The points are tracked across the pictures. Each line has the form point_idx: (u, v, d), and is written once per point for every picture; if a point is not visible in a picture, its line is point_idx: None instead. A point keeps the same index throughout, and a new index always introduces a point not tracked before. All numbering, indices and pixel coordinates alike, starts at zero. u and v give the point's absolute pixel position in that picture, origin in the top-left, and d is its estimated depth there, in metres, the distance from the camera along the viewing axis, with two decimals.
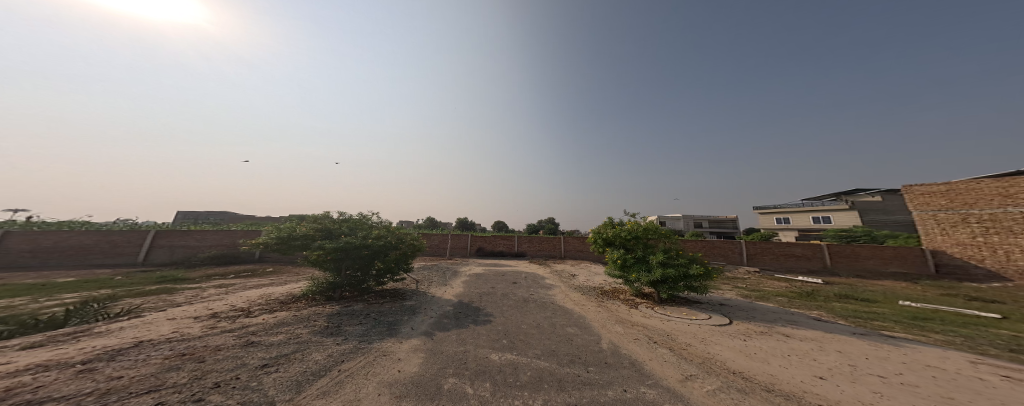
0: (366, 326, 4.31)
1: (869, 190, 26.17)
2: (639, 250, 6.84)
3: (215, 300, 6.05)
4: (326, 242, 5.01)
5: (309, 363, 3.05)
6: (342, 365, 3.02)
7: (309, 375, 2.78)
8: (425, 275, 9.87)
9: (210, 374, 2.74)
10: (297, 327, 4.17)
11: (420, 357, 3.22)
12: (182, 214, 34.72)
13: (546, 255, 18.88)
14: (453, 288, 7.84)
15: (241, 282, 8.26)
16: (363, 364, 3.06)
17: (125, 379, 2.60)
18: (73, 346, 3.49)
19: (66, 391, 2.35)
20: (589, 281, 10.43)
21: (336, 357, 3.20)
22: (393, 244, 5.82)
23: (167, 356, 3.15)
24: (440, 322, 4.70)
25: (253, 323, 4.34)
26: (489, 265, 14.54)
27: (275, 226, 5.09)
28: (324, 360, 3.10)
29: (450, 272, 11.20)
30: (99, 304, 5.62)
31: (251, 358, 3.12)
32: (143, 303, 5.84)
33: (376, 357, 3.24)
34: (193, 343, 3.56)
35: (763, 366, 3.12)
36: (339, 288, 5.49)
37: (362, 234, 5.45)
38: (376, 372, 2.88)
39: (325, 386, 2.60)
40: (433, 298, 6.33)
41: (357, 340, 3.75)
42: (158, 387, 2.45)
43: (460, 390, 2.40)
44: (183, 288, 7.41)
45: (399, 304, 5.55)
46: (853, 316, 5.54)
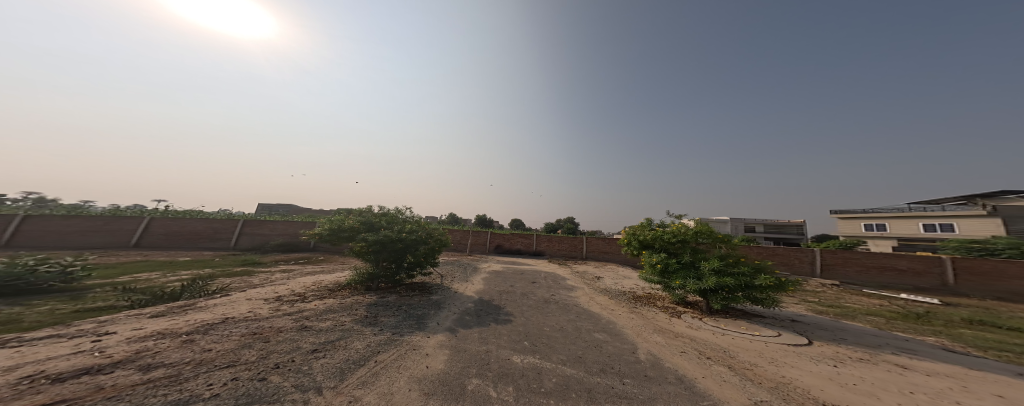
0: (399, 318, 4.49)
1: (1022, 192, 20.06)
2: (686, 255, 6.11)
3: (280, 284, 6.93)
4: (367, 234, 5.39)
5: (352, 351, 3.27)
6: (378, 356, 3.17)
7: (351, 364, 2.98)
8: (450, 271, 10.10)
9: (273, 354, 3.09)
10: (341, 315, 4.52)
11: (445, 354, 3.23)
12: (263, 205, 41.12)
13: (573, 256, 18.29)
14: (476, 285, 7.84)
15: (300, 268, 9.41)
16: (396, 357, 3.17)
17: (214, 351, 3.09)
18: (181, 317, 4.25)
19: (174, 359, 2.88)
20: (617, 284, 9.77)
21: (372, 347, 3.38)
22: (423, 239, 6.04)
23: (243, 334, 3.64)
24: (463, 319, 4.69)
25: (308, 308, 4.82)
26: (515, 264, 14.44)
27: (327, 218, 5.60)
28: (363, 350, 3.29)
29: (472, 268, 11.37)
30: (203, 281, 6.85)
31: (304, 342, 3.45)
32: (232, 282, 6.98)
33: (406, 350, 3.34)
34: (261, 323, 4.06)
35: (868, 401, 2.50)
36: (376, 279, 5.87)
37: (399, 228, 5.74)
38: (407, 366, 2.96)
39: (364, 375, 2.79)
40: (455, 294, 6.43)
41: (391, 331, 3.92)
42: (235, 362, 2.85)
43: (484, 392, 2.31)
44: (257, 271, 8.63)
45: (425, 298, 5.73)
46: (997, 349, 4.22)
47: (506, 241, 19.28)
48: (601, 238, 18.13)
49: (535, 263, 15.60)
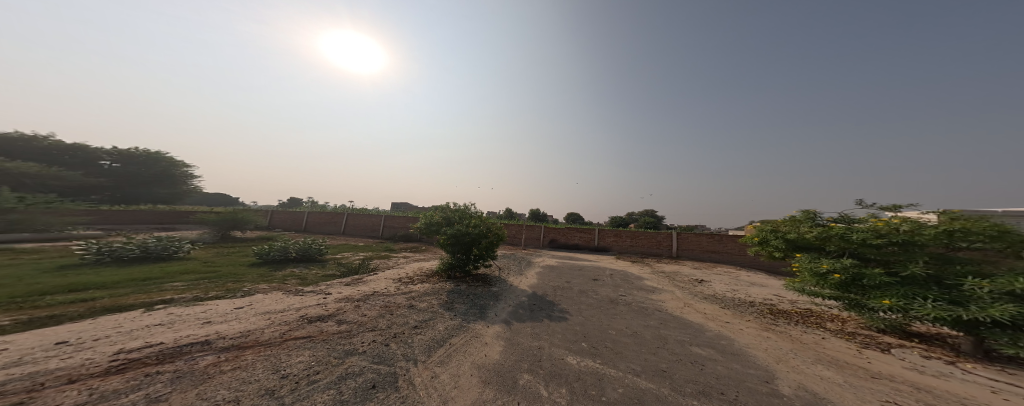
0: (467, 305, 4.82)
1: None
2: (911, 266, 4.09)
3: (408, 267, 8.81)
4: (445, 227, 6.10)
5: (434, 331, 3.66)
6: (451, 338, 3.44)
7: (435, 342, 3.34)
8: (510, 263, 10.35)
9: (395, 325, 3.80)
10: (433, 298, 5.24)
11: (500, 347, 3.33)
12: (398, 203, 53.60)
13: (664, 255, 15.70)
14: (529, 279, 7.75)
15: (406, 255, 11.70)
16: (463, 342, 3.39)
17: (364, 315, 4.10)
18: (357, 287, 5.92)
19: (352, 318, 3.99)
20: (713, 290, 7.64)
21: (446, 330, 3.70)
22: (484, 233, 6.38)
23: (384, 305, 4.66)
24: (516, 312, 4.68)
25: (416, 289, 5.83)
26: (579, 259, 13.50)
27: (427, 212, 6.61)
28: (441, 332, 3.63)
29: (526, 261, 11.35)
30: (371, 261, 9.49)
31: (411, 318, 4.12)
32: (382, 263, 9.42)
33: (470, 336, 3.56)
34: (388, 299, 5.11)
35: None
36: (453, 269, 6.50)
37: (467, 223, 6.25)
38: (469, 352, 3.16)
39: (442, 354, 3.08)
40: (511, 286, 6.47)
41: (461, 317, 4.23)
42: (374, 327, 3.65)
43: (535, 390, 2.31)
44: (393, 255, 11.31)
45: (485, 288, 5.98)
46: None
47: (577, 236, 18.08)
48: (707, 236, 14.82)
49: (608, 259, 14.12)
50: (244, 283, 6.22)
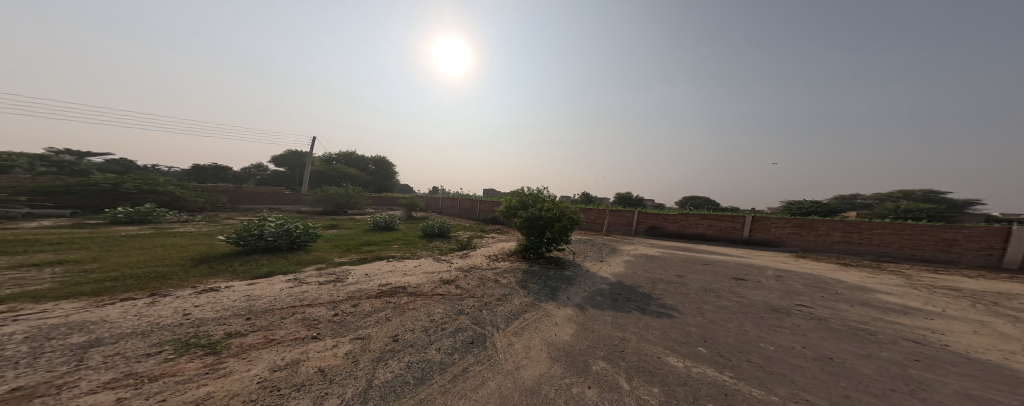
0: (539, 286, 5.00)
1: None
2: None
3: (499, 247, 9.72)
4: (520, 211, 6.42)
5: (513, 303, 3.93)
6: (524, 314, 3.69)
7: (511, 315, 3.57)
8: (588, 249, 9.94)
9: (485, 294, 4.22)
10: (511, 275, 5.67)
11: (569, 331, 3.42)
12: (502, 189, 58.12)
13: (976, 265, 9.12)
14: (613, 268, 7.37)
15: (491, 236, 12.91)
16: (533, 319, 3.61)
17: (468, 283, 4.74)
18: (463, 260, 6.90)
19: (470, 285, 4.71)
20: (900, 304, 5.37)
21: (521, 305, 3.95)
22: (557, 216, 6.38)
23: (482, 278, 5.21)
24: (594, 299, 4.70)
25: (499, 265, 6.44)
26: (681, 250, 11.79)
27: (512, 194, 6.90)
28: (517, 306, 3.88)
29: (607, 248, 10.75)
30: (475, 240, 10.96)
31: (497, 290, 4.50)
32: (480, 241, 10.79)
33: (541, 315, 3.75)
34: (477, 273, 5.70)
35: None
36: (527, 250, 6.83)
37: (537, 206, 6.43)
38: (540, 328, 3.40)
39: (517, 327, 3.36)
40: (587, 272, 6.32)
41: (532, 295, 4.43)
42: (466, 295, 4.11)
43: (609, 379, 2.35)
44: (485, 236, 12.67)
45: (558, 271, 6.05)
46: None
47: (731, 226, 14.61)
48: None
49: (715, 252, 11.70)
50: (416, 249, 8.20)
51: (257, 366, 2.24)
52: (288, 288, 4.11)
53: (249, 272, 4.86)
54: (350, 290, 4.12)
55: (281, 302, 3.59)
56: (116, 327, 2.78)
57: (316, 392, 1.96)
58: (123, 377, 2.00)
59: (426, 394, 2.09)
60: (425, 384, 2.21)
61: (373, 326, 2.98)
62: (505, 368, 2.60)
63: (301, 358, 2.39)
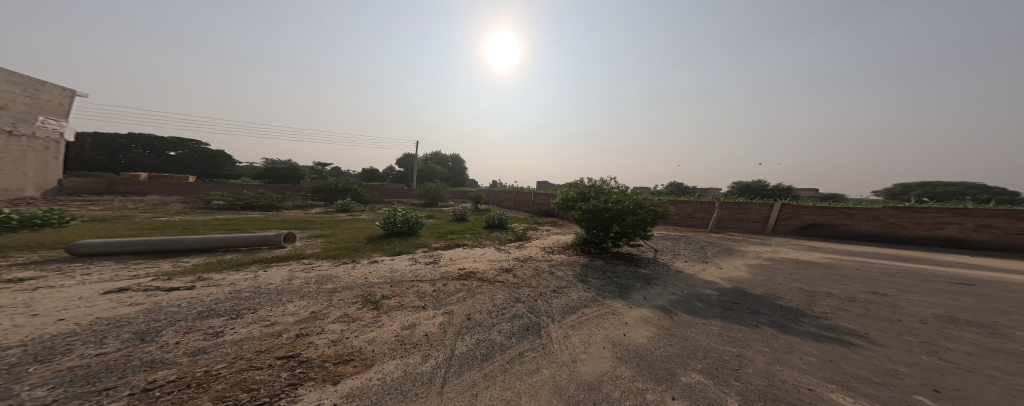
0: (603, 281, 4.71)
1: None
2: None
3: (553, 239, 9.56)
4: (581, 203, 6.19)
5: (569, 297, 3.92)
6: (584, 310, 3.60)
7: (567, 308, 3.56)
8: (679, 247, 8.43)
9: (541, 284, 4.42)
10: (567, 267, 5.57)
11: (645, 333, 3.25)
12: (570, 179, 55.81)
13: None
14: (724, 272, 5.97)
15: (548, 228, 12.76)
16: (596, 316, 3.49)
17: (524, 273, 5.04)
18: (519, 250, 7.20)
19: (527, 275, 4.93)
20: None
21: (579, 299, 3.88)
22: (630, 209, 5.90)
23: (536, 269, 5.41)
24: (688, 304, 4.08)
25: (555, 257, 6.38)
26: (857, 257, 8.20)
27: (571, 185, 6.81)
28: (576, 300, 3.86)
29: (702, 246, 8.89)
30: (530, 232, 11.11)
31: (551, 281, 4.59)
32: (536, 234, 10.85)
33: (606, 313, 3.59)
34: (531, 263, 5.89)
35: None
36: (587, 244, 6.53)
37: (602, 199, 6.12)
38: (604, 325, 3.31)
39: (573, 321, 3.34)
40: (674, 272, 5.49)
41: (595, 291, 4.24)
42: (522, 284, 4.41)
43: (707, 393, 2.20)
44: (539, 228, 12.64)
45: (631, 269, 5.50)
46: None
47: None
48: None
49: (933, 263, 7.48)
50: (477, 239, 9.14)
51: (396, 323, 3.17)
52: (412, 264, 5.65)
53: (391, 250, 6.80)
54: (441, 271, 5.10)
55: (406, 276, 4.76)
56: (342, 280, 4.54)
57: (423, 352, 2.71)
58: (344, 315, 3.33)
59: (488, 371, 2.47)
60: (489, 361, 2.59)
61: (455, 304, 3.59)
62: (558, 360, 2.66)
63: (417, 322, 3.20)
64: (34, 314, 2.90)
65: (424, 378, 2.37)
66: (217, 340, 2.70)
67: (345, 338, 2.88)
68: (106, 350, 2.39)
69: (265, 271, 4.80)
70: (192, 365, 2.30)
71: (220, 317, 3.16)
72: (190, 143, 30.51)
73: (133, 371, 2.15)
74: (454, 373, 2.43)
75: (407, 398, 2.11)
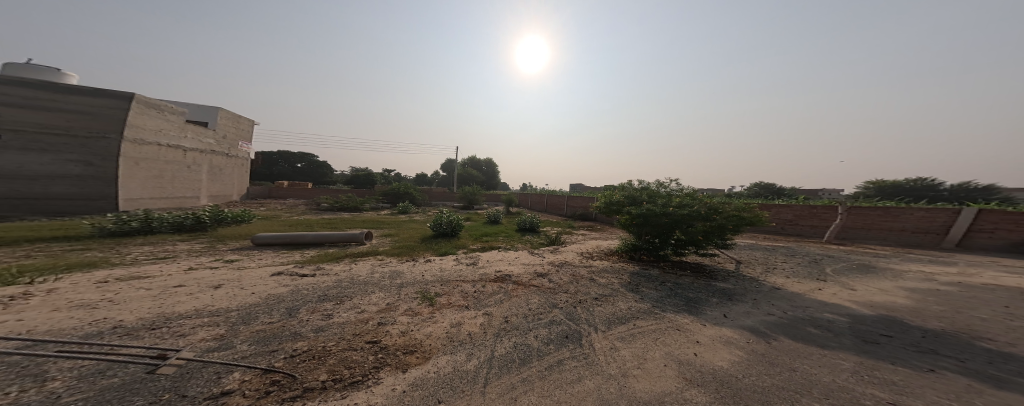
0: (663, 294, 4.06)
1: None
2: None
3: (594, 244, 8.86)
4: (632, 208, 5.71)
5: (618, 307, 3.45)
6: (637, 321, 2.96)
7: (616, 318, 3.06)
8: (772, 259, 6.64)
9: (581, 292, 4.11)
10: (613, 275, 5.03)
11: (732, 354, 2.27)
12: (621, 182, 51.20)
13: None
14: (855, 294, 4.33)
15: (588, 233, 11.90)
16: (654, 329, 2.73)
17: (560, 278, 4.82)
18: (555, 255, 6.91)
19: (564, 282, 4.65)
20: None
21: (629, 309, 3.38)
22: (700, 215, 5.18)
23: (574, 275, 5.08)
24: (792, 328, 2.89)
25: (596, 264, 5.89)
26: None
27: (602, 193, 6.77)
28: (626, 310, 3.34)
29: (810, 259, 6.80)
30: (565, 236, 10.54)
31: (593, 290, 4.22)
32: (573, 238, 10.24)
33: (667, 327, 2.77)
34: (569, 269, 5.56)
35: None
36: (639, 250, 6.04)
37: (660, 203, 5.59)
38: (664, 341, 2.49)
39: (623, 332, 2.70)
40: (768, 289, 4.31)
41: (653, 303, 3.63)
42: (563, 290, 4.20)
43: None
44: (575, 232, 11.93)
45: (703, 283, 4.61)
46: None
47: None
48: None
49: None
50: (508, 241, 9.22)
51: (446, 321, 3.27)
52: (458, 264, 6.11)
53: (439, 250, 7.51)
54: (480, 273, 5.33)
55: (452, 276, 5.19)
56: (407, 276, 5.26)
57: (467, 351, 2.51)
58: (410, 309, 3.67)
59: (527, 375, 2.10)
60: (527, 365, 2.21)
61: (493, 306, 3.61)
62: (607, 373, 2.07)
63: (462, 321, 3.23)
64: (240, 287, 4.38)
65: (467, 378, 2.19)
66: (330, 320, 3.36)
67: (406, 332, 3.02)
68: (274, 320, 3.37)
69: (354, 265, 5.99)
70: (314, 339, 2.93)
71: (333, 302, 4.03)
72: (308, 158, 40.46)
73: (287, 339, 2.93)
74: (496, 374, 2.16)
75: (454, 397, 2.02)
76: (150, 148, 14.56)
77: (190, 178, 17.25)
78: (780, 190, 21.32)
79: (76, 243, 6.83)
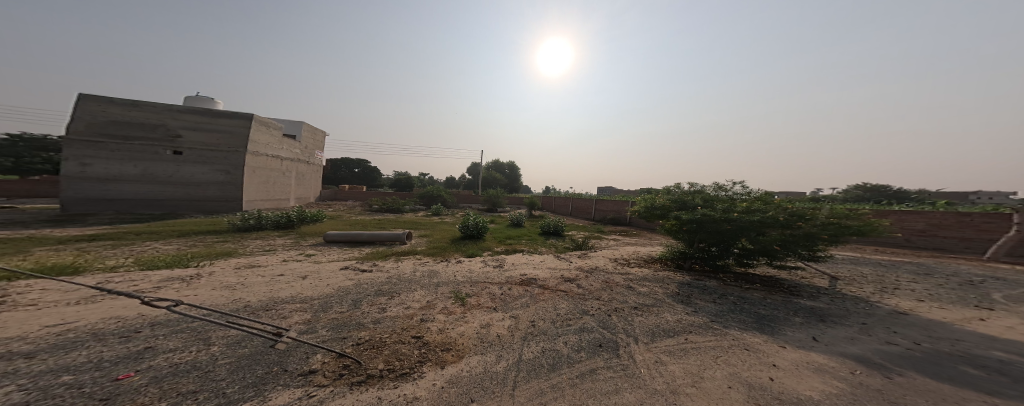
0: (724, 307, 3.43)
1: None
2: None
3: (629, 250, 8.03)
4: (681, 213, 5.28)
5: (662, 319, 3.02)
6: (689, 335, 2.55)
7: (662, 330, 2.69)
8: (889, 279, 5.06)
9: (616, 300, 3.72)
10: (656, 285, 4.47)
11: (823, 383, 1.78)
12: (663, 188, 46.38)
13: None
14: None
15: (623, 239, 10.89)
16: (712, 346, 2.31)
17: (591, 285, 4.47)
18: (584, 261, 6.45)
19: (595, 289, 4.29)
20: None
21: (677, 322, 2.92)
22: (772, 223, 4.63)
23: (607, 281, 4.66)
24: (922, 361, 2.15)
25: (634, 272, 5.31)
26: None
27: (643, 197, 6.39)
28: (674, 322, 2.90)
29: (944, 279, 5.07)
30: (593, 241, 9.80)
31: (630, 299, 3.79)
32: (602, 243, 9.47)
33: (731, 345, 2.32)
34: (602, 275, 5.09)
35: None
36: (689, 258, 5.65)
37: (720, 208, 5.11)
38: (727, 360, 2.08)
39: (671, 347, 2.35)
40: (880, 312, 3.33)
41: (711, 317, 3.08)
42: (597, 297, 3.86)
43: None
44: (606, 238, 11.02)
45: (783, 299, 3.85)
46: None
47: None
48: None
49: None
50: (531, 245, 8.90)
51: (475, 322, 3.28)
52: (489, 266, 6.12)
53: (466, 252, 7.62)
54: (505, 276, 5.27)
55: (479, 278, 5.22)
56: (444, 275, 5.49)
57: (495, 353, 2.49)
58: (449, 308, 3.80)
59: (556, 382, 1.98)
60: (556, 372, 2.09)
61: (520, 310, 3.51)
62: (652, 388, 1.82)
63: (490, 323, 3.21)
64: (319, 278, 5.14)
65: (497, 379, 2.15)
66: (384, 314, 3.70)
67: (443, 330, 3.13)
68: (344, 309, 3.84)
69: (400, 263, 6.48)
70: (374, 330, 3.25)
71: (386, 296, 4.40)
72: (364, 165, 44.57)
73: (354, 328, 3.31)
74: (524, 378, 2.09)
75: (485, 397, 1.98)
76: (262, 159, 17.65)
77: (287, 182, 20.77)
78: (899, 194, 16.44)
79: (218, 235, 9.10)
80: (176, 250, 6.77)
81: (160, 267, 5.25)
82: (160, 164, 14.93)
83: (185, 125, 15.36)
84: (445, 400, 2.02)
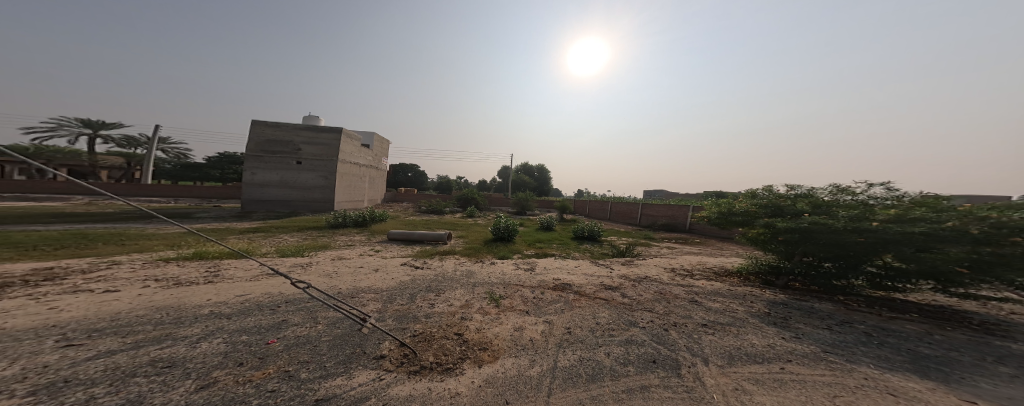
0: (850, 341, 2.52)
1: None
2: None
3: (690, 262, 6.76)
4: (776, 221, 4.74)
5: (743, 341, 2.37)
6: (790, 365, 1.93)
7: (743, 355, 2.10)
8: None
9: (673, 314, 3.13)
10: (734, 302, 3.62)
11: None
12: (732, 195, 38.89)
13: None
14: None
15: (681, 247, 9.24)
16: (827, 384, 1.69)
17: (639, 294, 3.91)
18: (629, 269, 5.67)
19: (647, 299, 3.71)
20: None
21: (769, 347, 2.25)
22: (943, 238, 3.45)
23: (659, 292, 4.00)
24: None
25: (698, 285, 4.41)
26: None
27: (713, 203, 6.13)
28: (762, 347, 2.24)
29: None
30: (638, 248, 8.58)
31: (695, 314, 3.12)
32: (650, 251, 8.21)
33: (864, 388, 1.65)
34: (654, 285, 4.39)
35: None
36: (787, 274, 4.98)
37: (843, 216, 4.24)
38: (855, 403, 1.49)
39: (760, 376, 1.79)
40: None
41: (829, 349, 2.28)
42: (650, 308, 3.31)
43: None
44: (656, 245, 9.53)
45: (959, 338, 2.81)
46: None
47: None
48: None
49: None
50: (566, 248, 8.34)
51: (508, 324, 3.21)
52: (525, 268, 5.99)
53: (500, 253, 7.62)
54: (539, 278, 5.07)
55: (512, 279, 5.15)
56: (482, 275, 5.64)
57: (529, 356, 2.37)
58: (489, 307, 3.83)
59: (598, 394, 1.75)
60: (598, 383, 1.85)
61: (554, 315, 3.28)
62: None
63: (523, 325, 3.08)
64: (386, 272, 5.95)
65: (531, 384, 2.02)
66: (432, 309, 3.97)
67: (482, 328, 3.17)
68: (403, 302, 4.30)
69: (443, 262, 6.93)
70: (426, 324, 3.52)
71: (434, 293, 4.76)
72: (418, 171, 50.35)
73: (409, 322, 3.62)
74: (560, 386, 1.90)
75: (520, 400, 1.87)
76: (347, 166, 22.22)
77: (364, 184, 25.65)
78: None
79: (321, 231, 11.68)
80: (296, 241, 9.04)
81: (289, 254, 7.13)
82: (291, 172, 20.26)
83: (303, 141, 20.20)
84: (483, 399, 1.98)
